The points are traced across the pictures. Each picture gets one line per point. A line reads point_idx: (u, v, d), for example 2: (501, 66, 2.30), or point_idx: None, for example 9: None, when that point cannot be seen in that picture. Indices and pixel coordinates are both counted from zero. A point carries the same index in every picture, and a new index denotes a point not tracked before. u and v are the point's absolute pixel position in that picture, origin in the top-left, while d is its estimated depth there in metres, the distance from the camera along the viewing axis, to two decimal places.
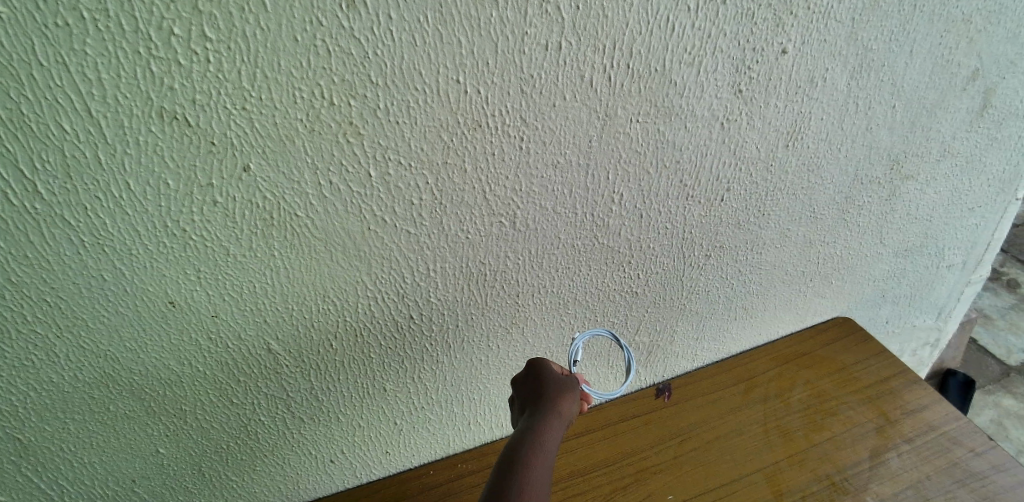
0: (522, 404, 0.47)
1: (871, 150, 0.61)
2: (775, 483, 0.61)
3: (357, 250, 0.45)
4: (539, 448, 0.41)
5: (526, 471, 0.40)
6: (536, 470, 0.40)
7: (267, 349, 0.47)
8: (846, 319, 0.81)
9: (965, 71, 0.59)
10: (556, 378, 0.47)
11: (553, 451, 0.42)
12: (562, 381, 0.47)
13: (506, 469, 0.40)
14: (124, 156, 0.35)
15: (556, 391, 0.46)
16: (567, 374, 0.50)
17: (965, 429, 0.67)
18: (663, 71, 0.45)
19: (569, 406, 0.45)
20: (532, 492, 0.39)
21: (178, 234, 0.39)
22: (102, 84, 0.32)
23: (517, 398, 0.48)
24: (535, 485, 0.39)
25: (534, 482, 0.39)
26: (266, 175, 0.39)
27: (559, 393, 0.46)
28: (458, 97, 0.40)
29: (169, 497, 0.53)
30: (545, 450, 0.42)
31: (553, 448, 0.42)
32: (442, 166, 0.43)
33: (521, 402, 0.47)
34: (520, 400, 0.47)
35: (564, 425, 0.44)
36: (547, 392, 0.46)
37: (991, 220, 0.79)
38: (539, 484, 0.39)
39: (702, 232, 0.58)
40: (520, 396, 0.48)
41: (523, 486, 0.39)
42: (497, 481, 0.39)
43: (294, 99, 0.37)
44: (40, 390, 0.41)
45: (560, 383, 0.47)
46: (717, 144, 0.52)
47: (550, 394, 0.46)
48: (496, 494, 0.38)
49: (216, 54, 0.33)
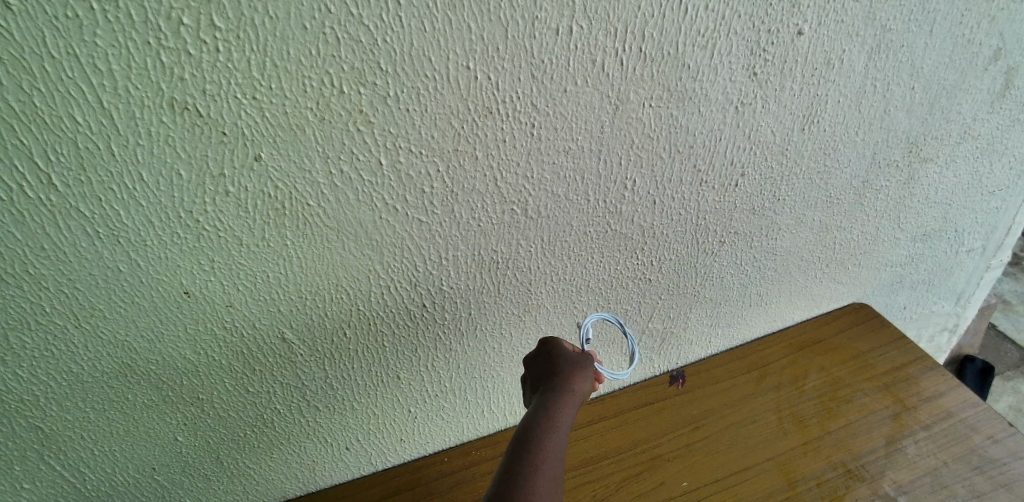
0: (536, 383, 0.47)
1: (888, 133, 0.60)
2: (790, 470, 0.61)
3: (368, 239, 0.45)
4: (551, 427, 0.41)
5: (538, 450, 0.40)
6: (549, 450, 0.40)
7: (281, 338, 0.47)
8: (862, 306, 0.80)
9: (987, 50, 0.58)
10: (568, 357, 0.47)
11: (566, 429, 0.42)
12: (575, 358, 0.47)
13: (518, 449, 0.40)
14: (136, 148, 0.35)
15: (569, 369, 0.46)
16: (581, 352, 0.49)
17: (984, 415, 0.66)
18: (676, 54, 0.45)
19: (582, 384, 0.45)
20: (545, 471, 0.39)
21: (191, 225, 0.39)
22: (113, 76, 0.32)
23: (530, 377, 0.48)
24: (548, 463, 0.39)
25: (547, 461, 0.39)
26: (277, 165, 0.39)
27: (572, 371, 0.46)
28: (468, 84, 0.40)
29: (187, 485, 0.53)
30: (557, 429, 0.42)
31: (566, 426, 0.42)
32: (452, 154, 0.43)
33: (535, 380, 0.47)
34: (533, 379, 0.47)
35: (577, 402, 0.44)
36: (559, 370, 0.46)
37: (1013, 204, 0.78)
38: (552, 463, 0.40)
39: (715, 219, 0.58)
40: (534, 374, 0.48)
41: (535, 465, 0.39)
42: (509, 461, 0.40)
43: (303, 88, 0.36)
44: (60, 380, 0.42)
45: (572, 360, 0.47)
46: (731, 129, 0.51)
47: (562, 373, 0.46)
48: (509, 474, 0.38)
49: (225, 44, 0.33)
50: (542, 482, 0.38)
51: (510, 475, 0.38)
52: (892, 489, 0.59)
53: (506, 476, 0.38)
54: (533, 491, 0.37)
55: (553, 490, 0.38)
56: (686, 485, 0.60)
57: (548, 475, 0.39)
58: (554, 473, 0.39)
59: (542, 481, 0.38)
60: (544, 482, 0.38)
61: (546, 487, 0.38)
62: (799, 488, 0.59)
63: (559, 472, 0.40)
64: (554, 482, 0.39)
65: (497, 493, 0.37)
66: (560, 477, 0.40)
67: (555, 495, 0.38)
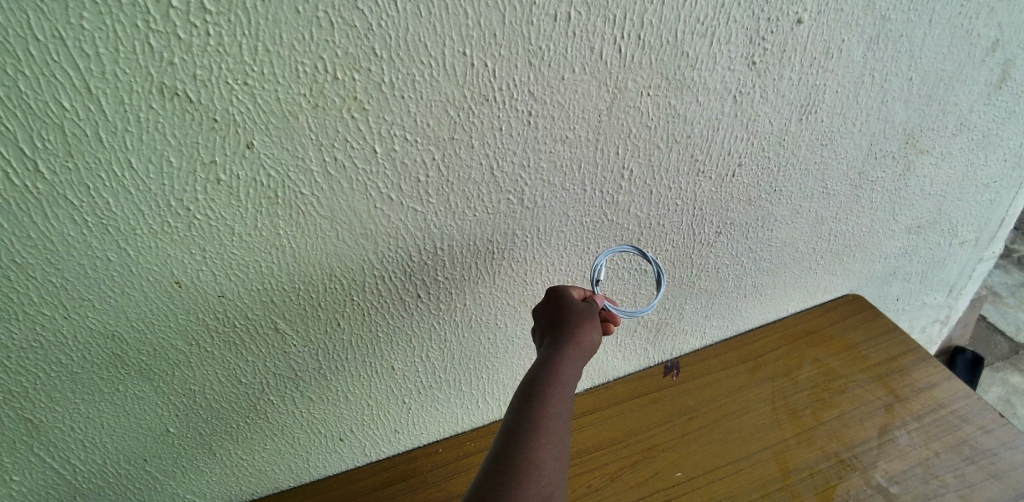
0: (543, 334, 0.46)
1: (885, 124, 0.60)
2: (784, 460, 0.61)
3: (362, 228, 0.44)
4: (557, 381, 0.41)
5: (542, 405, 0.39)
6: (554, 405, 0.40)
7: (274, 328, 0.47)
8: (856, 297, 0.80)
9: (985, 42, 0.58)
10: (577, 307, 0.46)
11: (572, 383, 0.42)
12: (583, 309, 0.46)
13: (522, 404, 0.40)
14: (125, 134, 0.34)
15: (577, 320, 0.45)
16: (590, 302, 0.48)
17: (975, 406, 0.67)
18: (675, 42, 0.44)
19: (590, 336, 0.44)
20: (549, 427, 0.39)
21: (182, 213, 0.38)
22: (100, 60, 0.31)
23: (539, 327, 0.47)
24: (552, 418, 0.39)
25: (552, 417, 0.39)
26: (269, 152, 0.38)
27: (580, 322, 0.44)
28: (464, 71, 0.39)
29: (180, 477, 0.53)
30: (563, 383, 0.41)
31: (573, 380, 0.42)
32: (448, 142, 0.42)
33: (542, 331, 0.46)
34: (542, 329, 0.47)
35: (585, 355, 0.43)
36: (568, 321, 0.45)
37: (1006, 196, 0.78)
38: (557, 417, 0.39)
39: (712, 209, 0.57)
40: (542, 325, 0.47)
41: (539, 420, 0.39)
42: (513, 415, 0.39)
43: (296, 74, 0.36)
44: (49, 371, 0.41)
45: (581, 311, 0.46)
46: (729, 118, 0.51)
47: (570, 324, 0.44)
48: (512, 429, 0.38)
49: (216, 28, 0.32)
50: (546, 438, 0.38)
51: (513, 431, 0.38)
52: (884, 478, 0.59)
53: (510, 431, 0.38)
54: (537, 446, 0.37)
55: (558, 445, 0.38)
56: (681, 474, 0.60)
57: (553, 430, 0.39)
58: (558, 428, 0.39)
59: (546, 436, 0.38)
60: (548, 438, 0.38)
61: (551, 443, 0.38)
62: (793, 478, 0.59)
63: (565, 427, 0.40)
64: (559, 437, 0.39)
65: (501, 449, 0.37)
66: (565, 432, 0.39)
67: (560, 450, 0.38)
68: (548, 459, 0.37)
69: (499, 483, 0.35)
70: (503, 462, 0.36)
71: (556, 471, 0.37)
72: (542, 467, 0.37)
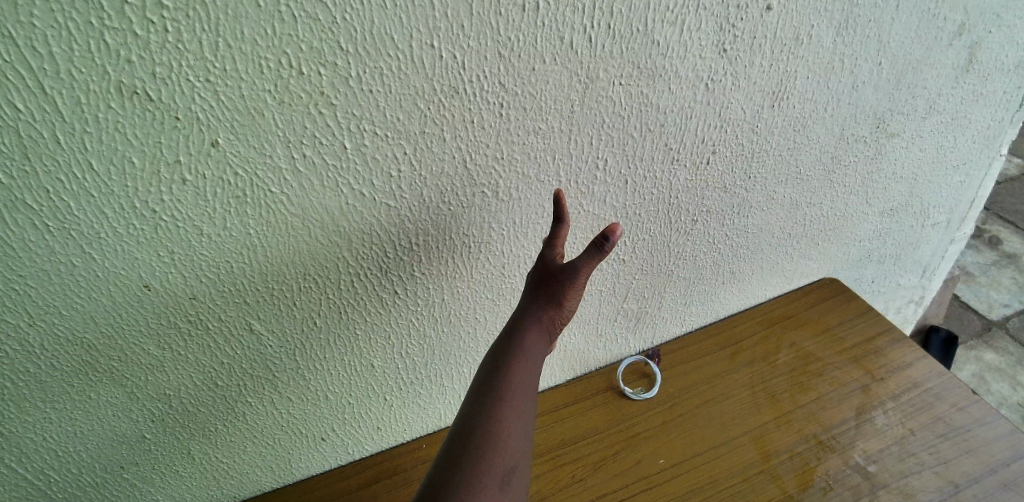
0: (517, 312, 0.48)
1: (856, 109, 0.60)
2: (764, 442, 0.62)
3: (335, 226, 0.44)
4: (521, 357, 0.45)
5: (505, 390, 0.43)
6: (519, 379, 0.44)
7: (249, 330, 0.46)
8: (832, 281, 0.81)
9: (951, 25, 0.58)
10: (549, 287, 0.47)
11: (538, 360, 0.45)
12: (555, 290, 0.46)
13: (488, 386, 0.43)
14: (84, 135, 0.33)
15: (549, 295, 0.47)
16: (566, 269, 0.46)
17: (949, 384, 0.69)
18: (645, 31, 0.44)
19: (558, 313, 0.47)
20: (514, 399, 0.43)
21: (148, 215, 0.38)
22: (53, 59, 0.30)
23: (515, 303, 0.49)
24: (513, 401, 0.43)
25: (516, 389, 0.43)
26: (235, 150, 0.37)
27: (553, 297, 0.46)
28: (433, 64, 0.39)
29: (158, 483, 0.52)
30: (529, 361, 0.45)
31: (535, 365, 0.45)
32: (419, 136, 0.42)
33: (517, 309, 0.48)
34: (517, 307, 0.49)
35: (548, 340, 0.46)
36: (539, 297, 0.47)
37: (976, 177, 0.79)
38: (519, 399, 0.43)
39: (688, 198, 0.58)
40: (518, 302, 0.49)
41: (501, 404, 0.42)
42: (479, 396, 0.43)
43: (260, 70, 0.35)
44: (17, 380, 0.40)
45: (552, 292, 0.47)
46: (701, 106, 0.51)
47: (540, 300, 0.47)
48: (477, 409, 0.42)
49: (174, 24, 0.31)
50: (510, 410, 0.42)
51: (477, 413, 0.42)
52: (862, 458, 0.61)
53: (474, 409, 0.42)
54: (502, 417, 0.41)
55: (519, 425, 0.42)
56: (663, 462, 0.61)
57: (514, 412, 0.42)
58: (520, 410, 0.43)
59: (512, 407, 0.42)
60: (511, 419, 0.42)
61: (512, 423, 0.42)
62: (772, 461, 0.60)
63: (530, 400, 0.44)
64: (520, 417, 0.42)
65: (468, 418, 0.42)
66: (526, 413, 0.43)
67: (525, 420, 0.43)
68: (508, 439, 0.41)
69: (463, 455, 0.39)
70: (470, 429, 0.41)
71: (522, 439, 0.41)
72: (507, 431, 0.41)
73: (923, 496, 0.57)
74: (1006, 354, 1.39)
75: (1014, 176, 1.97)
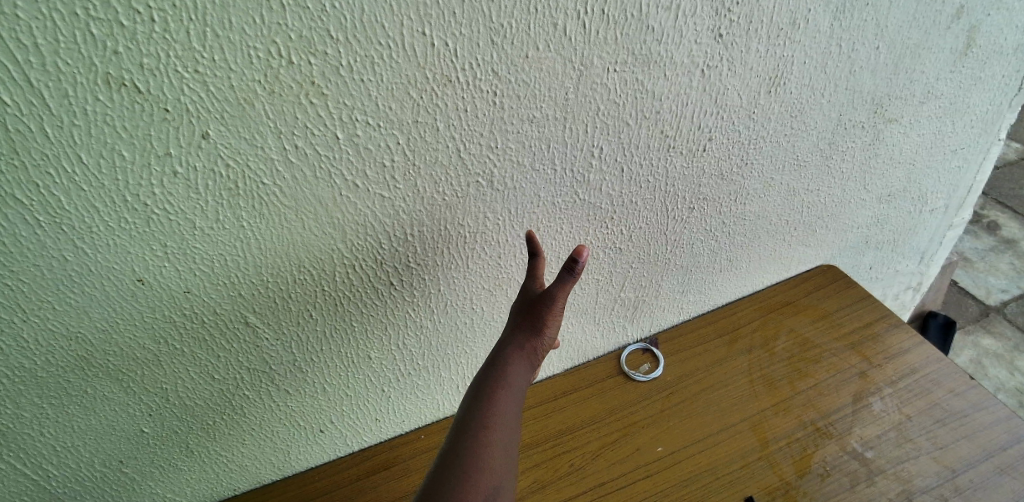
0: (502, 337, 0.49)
1: (853, 94, 0.60)
2: (761, 430, 0.62)
3: (329, 217, 0.43)
4: (504, 383, 0.45)
5: (489, 413, 0.44)
6: (500, 407, 0.44)
7: (245, 322, 0.46)
8: (829, 267, 0.81)
9: (950, 8, 0.58)
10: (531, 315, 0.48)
11: (520, 385, 0.46)
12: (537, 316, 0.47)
13: (472, 410, 0.44)
14: (72, 128, 0.33)
15: (531, 322, 0.47)
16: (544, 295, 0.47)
17: (946, 369, 0.69)
18: (640, 16, 0.43)
19: (540, 340, 0.48)
20: (496, 427, 0.43)
21: (139, 208, 0.37)
22: (38, 51, 0.29)
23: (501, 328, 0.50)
24: (496, 425, 0.43)
25: (498, 418, 0.44)
26: (226, 142, 0.37)
27: (534, 325, 0.47)
28: (425, 52, 0.38)
29: (157, 476, 0.52)
30: (511, 386, 0.46)
31: (518, 389, 0.46)
32: (412, 126, 0.41)
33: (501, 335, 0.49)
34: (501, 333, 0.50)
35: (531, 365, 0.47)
36: (522, 323, 0.48)
37: (974, 162, 0.79)
38: (502, 422, 0.44)
39: (684, 185, 0.57)
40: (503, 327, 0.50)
41: (484, 427, 0.43)
42: (463, 419, 0.44)
43: (249, 60, 0.34)
44: (13, 376, 0.40)
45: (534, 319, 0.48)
46: (697, 93, 0.51)
47: (522, 328, 0.48)
48: (461, 432, 0.43)
49: (160, 13, 0.31)
50: (493, 437, 0.43)
51: (462, 436, 0.42)
52: (859, 444, 0.61)
53: (458, 432, 0.43)
54: (485, 443, 0.42)
55: (502, 449, 0.43)
56: (661, 449, 0.61)
57: (497, 435, 0.43)
58: (503, 434, 0.43)
59: (494, 431, 0.43)
60: (494, 442, 0.42)
61: (495, 447, 0.42)
62: (770, 448, 0.61)
63: (513, 427, 0.44)
64: (502, 441, 0.43)
65: (452, 442, 0.42)
66: (510, 437, 0.44)
67: (508, 445, 0.43)
68: (492, 462, 0.41)
69: (447, 478, 0.40)
70: (453, 453, 0.41)
71: (505, 464, 0.42)
72: (490, 455, 0.42)
73: (921, 481, 0.58)
74: (1004, 339, 1.39)
75: (1012, 160, 1.96)
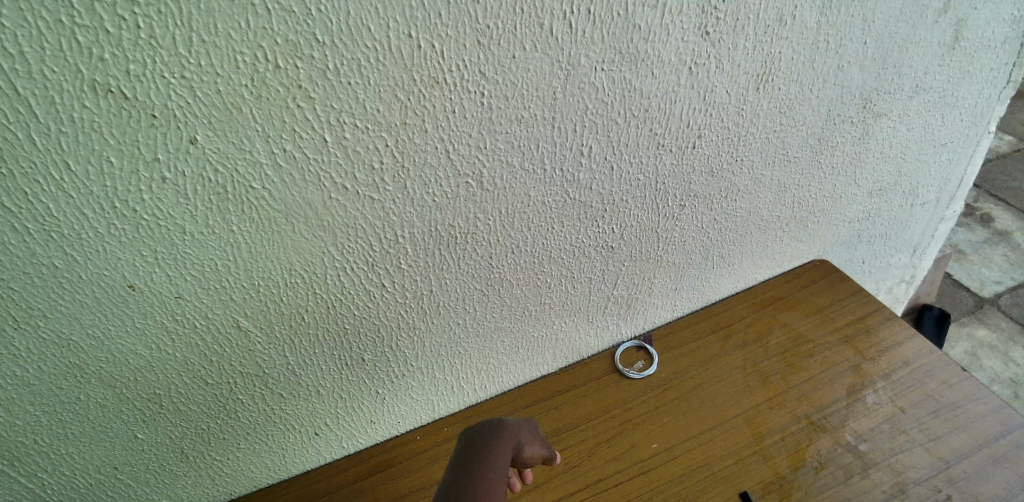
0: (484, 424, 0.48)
1: (842, 89, 0.60)
2: (755, 425, 0.63)
3: (319, 220, 0.43)
4: (495, 443, 0.43)
5: (484, 466, 0.40)
6: (495, 464, 0.41)
7: (237, 326, 0.46)
8: (822, 262, 0.81)
9: (937, 2, 0.58)
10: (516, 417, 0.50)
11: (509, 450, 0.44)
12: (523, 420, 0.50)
13: (464, 465, 0.40)
14: (59, 135, 0.33)
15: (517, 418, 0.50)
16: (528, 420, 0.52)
17: (939, 361, 0.69)
18: (626, 15, 0.44)
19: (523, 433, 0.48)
20: (493, 481, 0.39)
21: (129, 214, 0.37)
22: (24, 59, 0.29)
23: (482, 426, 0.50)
24: (493, 477, 0.39)
25: (495, 472, 0.40)
26: (215, 147, 0.37)
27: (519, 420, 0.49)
28: (411, 54, 0.38)
29: (153, 482, 0.52)
30: (501, 447, 0.43)
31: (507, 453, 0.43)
32: (401, 128, 0.42)
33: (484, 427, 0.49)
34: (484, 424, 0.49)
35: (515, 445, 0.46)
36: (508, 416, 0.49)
37: (965, 155, 0.79)
38: (498, 476, 0.39)
39: (674, 182, 0.58)
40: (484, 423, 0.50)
41: (481, 478, 0.38)
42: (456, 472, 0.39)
43: (235, 64, 0.34)
44: (5, 384, 0.40)
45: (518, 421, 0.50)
46: (685, 91, 0.51)
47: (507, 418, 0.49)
48: (456, 482, 0.38)
49: (146, 20, 0.31)
50: (491, 487, 0.38)
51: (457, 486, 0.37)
52: (853, 438, 0.61)
53: (454, 483, 0.38)
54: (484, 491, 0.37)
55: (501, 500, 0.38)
56: (655, 447, 0.61)
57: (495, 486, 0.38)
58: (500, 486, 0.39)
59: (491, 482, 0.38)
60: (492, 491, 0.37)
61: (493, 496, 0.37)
62: (764, 443, 0.61)
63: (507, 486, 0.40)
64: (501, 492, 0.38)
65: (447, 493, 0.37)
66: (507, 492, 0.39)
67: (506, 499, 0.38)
68: None
69: None
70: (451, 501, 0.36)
71: None
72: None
73: (914, 473, 0.58)
74: (998, 330, 1.40)
75: (1005, 152, 1.97)
